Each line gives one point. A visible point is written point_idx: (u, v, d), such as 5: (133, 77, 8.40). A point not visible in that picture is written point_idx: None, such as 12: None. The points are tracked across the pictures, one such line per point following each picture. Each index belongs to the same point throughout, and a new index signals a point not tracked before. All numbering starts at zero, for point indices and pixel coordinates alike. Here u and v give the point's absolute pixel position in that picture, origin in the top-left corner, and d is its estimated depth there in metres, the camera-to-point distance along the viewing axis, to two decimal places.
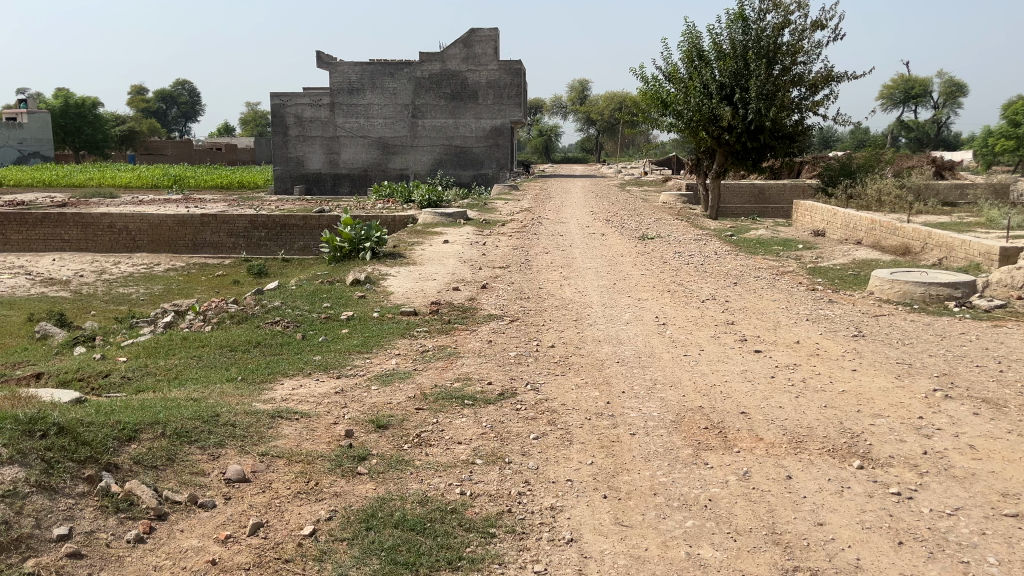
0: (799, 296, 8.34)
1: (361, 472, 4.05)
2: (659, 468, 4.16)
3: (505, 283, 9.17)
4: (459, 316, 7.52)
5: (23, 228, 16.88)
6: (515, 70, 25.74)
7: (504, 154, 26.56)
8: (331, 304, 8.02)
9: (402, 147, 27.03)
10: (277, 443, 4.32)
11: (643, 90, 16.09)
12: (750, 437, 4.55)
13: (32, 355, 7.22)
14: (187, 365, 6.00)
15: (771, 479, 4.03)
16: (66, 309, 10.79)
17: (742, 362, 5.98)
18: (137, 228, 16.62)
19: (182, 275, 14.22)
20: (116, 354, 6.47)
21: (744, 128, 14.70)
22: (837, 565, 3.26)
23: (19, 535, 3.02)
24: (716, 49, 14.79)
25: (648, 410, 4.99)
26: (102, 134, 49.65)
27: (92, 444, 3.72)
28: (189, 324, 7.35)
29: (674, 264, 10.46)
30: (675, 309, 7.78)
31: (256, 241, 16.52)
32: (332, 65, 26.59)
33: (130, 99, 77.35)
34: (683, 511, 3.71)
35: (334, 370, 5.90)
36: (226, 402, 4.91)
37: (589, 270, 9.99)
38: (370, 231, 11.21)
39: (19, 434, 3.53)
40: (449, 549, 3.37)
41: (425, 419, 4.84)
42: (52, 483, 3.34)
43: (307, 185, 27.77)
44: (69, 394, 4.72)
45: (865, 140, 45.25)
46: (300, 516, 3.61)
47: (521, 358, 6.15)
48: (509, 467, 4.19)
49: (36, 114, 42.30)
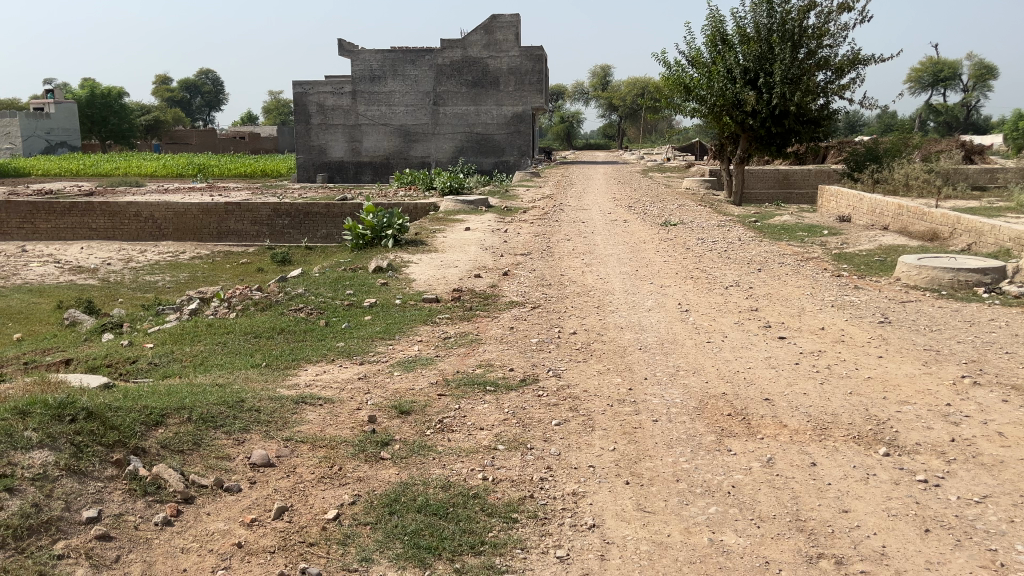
0: (824, 283, 8.25)
1: (384, 458, 4.08)
2: (681, 454, 4.14)
3: (526, 270, 9.16)
4: (480, 303, 7.53)
5: (51, 217, 17.04)
6: (536, 56, 25.63)
7: (525, 141, 26.48)
8: (354, 291, 8.06)
9: (424, 135, 27.03)
10: (301, 429, 4.36)
11: (666, 75, 15.91)
12: (773, 423, 4.52)
13: (62, 342, 7.34)
14: (212, 351, 6.06)
15: (795, 465, 4.00)
16: (95, 297, 10.93)
17: (766, 349, 5.92)
18: (162, 216, 16.79)
19: (208, 263, 14.35)
20: (143, 341, 6.54)
21: (768, 113, 14.53)
22: (862, 552, 3.23)
23: (48, 518, 3.07)
24: (740, 33, 14.59)
25: (670, 396, 4.96)
26: (128, 124, 50.22)
27: (120, 428, 3.78)
28: (214, 311, 7.42)
29: (696, 250, 10.38)
30: (698, 295, 7.72)
31: (280, 229, 16.65)
32: (353, 52, 26.61)
33: (156, 88, 78.07)
34: (706, 498, 3.69)
35: (357, 356, 5.93)
36: (250, 388, 4.96)
37: (611, 257, 9.96)
38: (392, 219, 11.27)
39: (48, 418, 3.59)
40: (471, 534, 3.38)
41: (447, 404, 4.86)
42: (81, 467, 3.40)
43: (330, 173, 27.87)
44: (98, 379, 4.81)
45: (893, 125, 44.54)
46: (324, 500, 3.64)
47: (543, 344, 6.15)
48: (531, 453, 4.19)
49: (63, 104, 42.93)
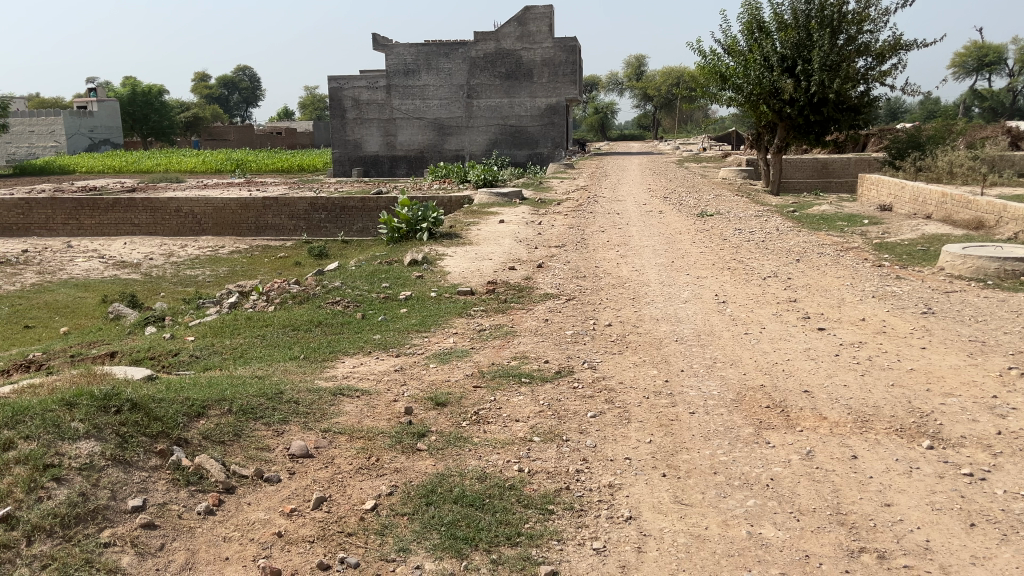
0: (864, 273, 8.10)
1: (421, 449, 4.11)
2: (719, 446, 4.11)
3: (561, 262, 9.13)
4: (515, 295, 7.54)
5: (95, 213, 17.40)
6: (570, 47, 25.53)
7: (559, 132, 26.37)
8: (390, 284, 8.12)
9: (458, 128, 27.06)
10: (339, 420, 4.41)
11: (701, 65, 15.73)
12: (813, 415, 4.46)
13: (107, 335, 7.50)
14: (251, 344, 6.14)
15: (836, 458, 3.94)
16: (137, 291, 11.17)
17: (805, 340, 5.84)
18: (202, 211, 17.06)
19: (246, 257, 14.57)
20: (185, 334, 6.66)
21: (806, 101, 14.31)
22: (906, 546, 3.18)
23: (95, 507, 3.15)
24: (777, 20, 14.35)
25: (707, 388, 4.92)
26: (168, 121, 51.08)
27: (164, 419, 3.86)
28: (253, 304, 7.53)
29: (733, 241, 10.27)
30: (735, 286, 7.65)
31: (317, 224, 16.83)
32: (387, 47, 26.74)
33: (196, 85, 79.25)
34: (745, 491, 3.65)
35: (394, 348, 5.98)
36: (289, 379, 5.04)
37: (647, 248, 9.89)
38: (427, 212, 11.32)
39: (94, 409, 3.68)
40: (508, 525, 3.39)
41: (482, 396, 4.87)
42: (126, 457, 3.48)
43: (365, 167, 28.07)
44: (142, 371, 4.91)
45: (936, 111, 43.50)
46: (362, 491, 3.67)
47: (578, 336, 6.13)
48: (567, 445, 4.19)
49: (105, 102, 43.79)
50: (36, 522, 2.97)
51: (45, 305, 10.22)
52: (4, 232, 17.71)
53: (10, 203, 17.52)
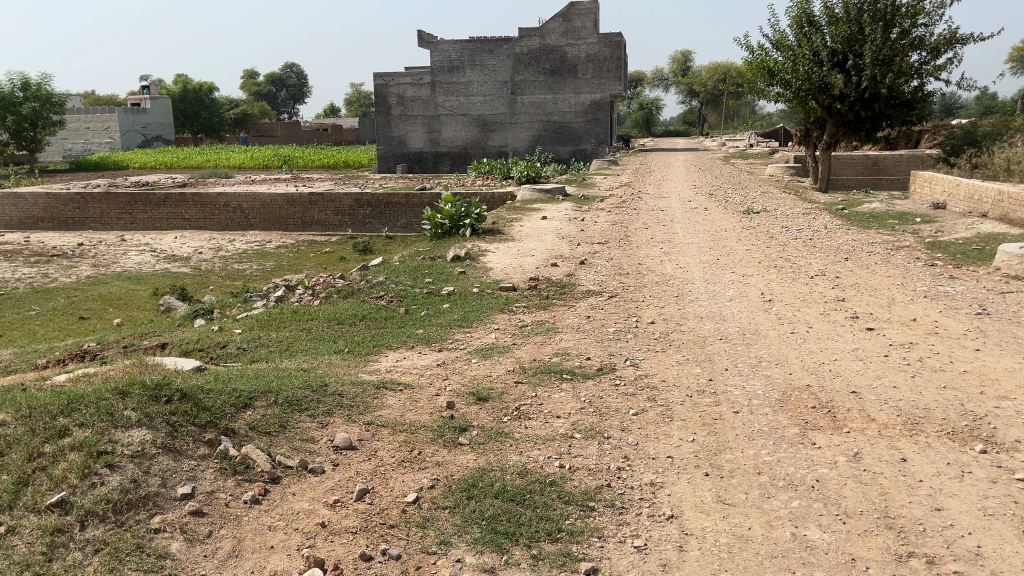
0: (916, 272, 7.90)
1: (462, 443, 4.13)
2: (763, 446, 4.05)
3: (604, 259, 9.08)
4: (557, 292, 7.53)
5: (148, 208, 17.82)
6: (615, 43, 25.37)
7: (603, 128, 26.21)
8: (432, 279, 8.17)
9: (501, 124, 27.11)
10: (381, 413, 4.46)
11: (748, 60, 15.50)
12: (861, 417, 4.37)
13: (158, 327, 7.67)
14: (297, 338, 6.23)
15: (884, 461, 3.86)
16: (187, 284, 11.41)
17: (853, 341, 5.72)
18: (250, 207, 17.37)
19: (293, 251, 14.77)
20: (233, 326, 6.78)
21: (857, 96, 14.01)
22: (956, 552, 3.10)
23: (146, 493, 3.23)
24: (828, 14, 14.08)
25: (752, 387, 4.86)
26: (217, 118, 52.03)
27: (212, 409, 3.95)
28: (299, 298, 7.63)
29: (780, 238, 10.12)
30: (781, 285, 7.53)
31: (362, 219, 17.01)
32: (432, 43, 26.84)
33: (245, 82, 80.61)
34: (789, 491, 3.60)
35: (436, 343, 6.02)
36: (333, 372, 5.11)
37: (691, 245, 9.79)
38: (469, 208, 11.39)
39: (146, 398, 3.77)
40: (549, 521, 3.40)
41: (524, 392, 4.88)
42: (176, 445, 3.57)
43: (409, 164, 28.28)
44: (191, 363, 5.01)
45: (994, 107, 42.28)
46: (404, 484, 3.71)
47: (620, 334, 6.10)
48: (608, 442, 4.17)
49: (158, 99, 44.89)
50: (90, 507, 3.07)
51: (100, 297, 10.51)
52: (61, 226, 18.26)
53: (67, 197, 18.04)
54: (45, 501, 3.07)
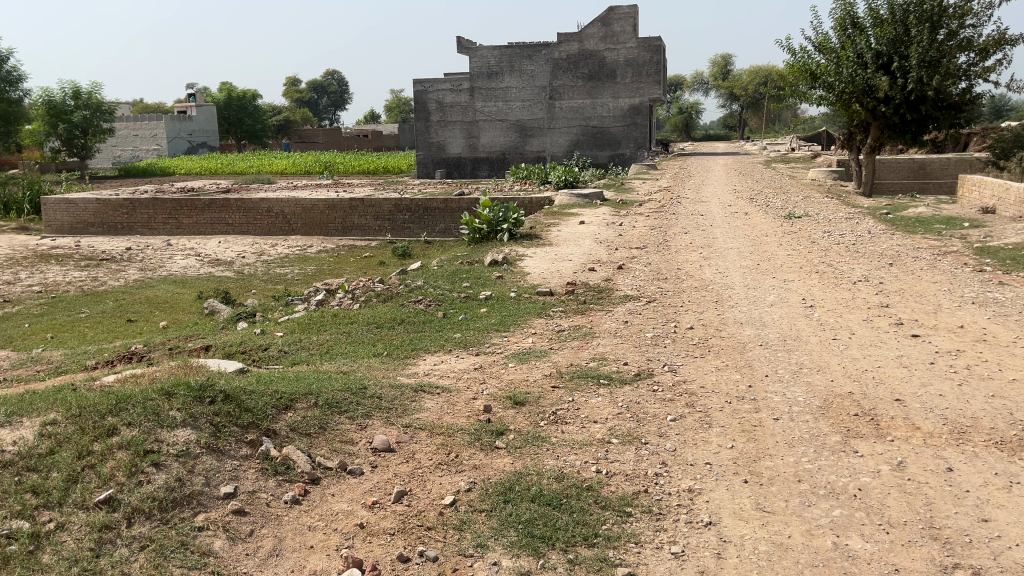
0: (963, 278, 7.72)
1: (499, 447, 4.14)
2: (804, 454, 4.00)
3: (642, 264, 9.05)
4: (594, 297, 7.50)
5: (193, 213, 18.18)
6: (655, 47, 25.28)
7: (642, 133, 26.09)
8: (470, 283, 8.22)
9: (540, 129, 27.14)
10: (419, 416, 4.49)
11: (790, 63, 15.33)
12: (905, 425, 4.29)
13: (202, 329, 7.84)
14: (337, 341, 6.31)
15: (929, 470, 3.78)
16: (231, 288, 11.62)
17: (897, 347, 5.62)
18: (292, 212, 17.64)
19: (333, 256, 14.97)
20: (274, 329, 6.90)
21: (903, 99, 13.76)
22: (1003, 564, 3.03)
23: (191, 493, 3.30)
24: (873, 15, 13.86)
25: (793, 394, 4.80)
26: (261, 125, 52.92)
27: (254, 410, 4.02)
28: (339, 302, 7.74)
29: (823, 243, 9.96)
30: (823, 290, 7.41)
31: (401, 225, 17.16)
32: (471, 49, 26.99)
33: (289, 90, 81.93)
34: (831, 500, 3.55)
35: (473, 347, 6.05)
36: (373, 375, 5.17)
37: (731, 250, 9.70)
38: (507, 212, 11.42)
39: (191, 399, 3.86)
40: (585, 526, 3.39)
41: (560, 397, 4.88)
42: (219, 446, 3.64)
43: (448, 169, 28.41)
44: (234, 364, 5.11)
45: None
46: (441, 486, 3.74)
47: (658, 339, 6.06)
48: (646, 448, 4.15)
49: (204, 107, 45.82)
50: (136, 505, 3.15)
51: (147, 300, 10.74)
52: (109, 231, 18.70)
53: (116, 203, 18.47)
54: (93, 498, 3.15)
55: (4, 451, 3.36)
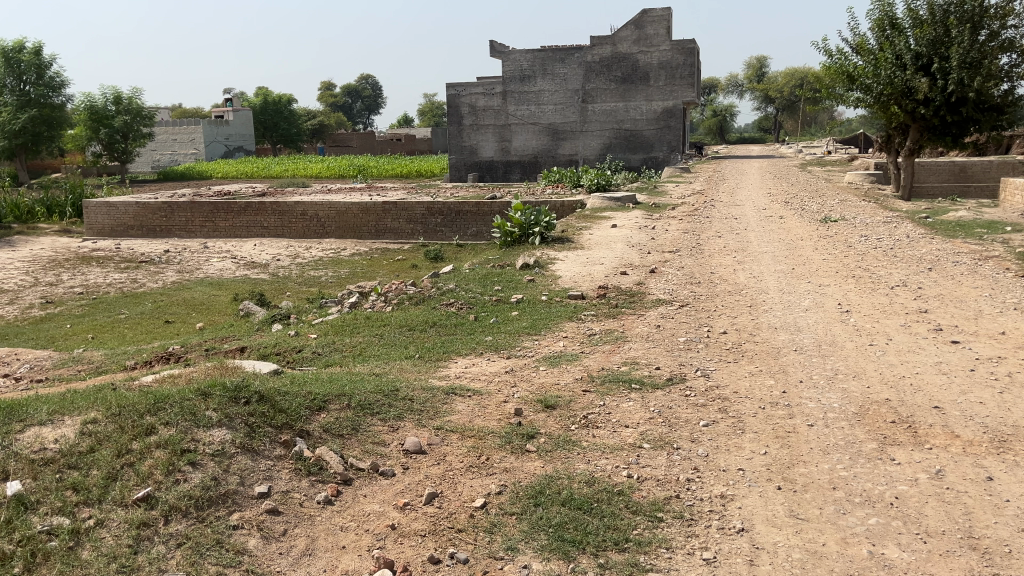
0: (1005, 284, 7.56)
1: (530, 450, 4.15)
2: (839, 461, 3.94)
3: (675, 267, 9.01)
4: (626, 300, 7.49)
5: (229, 216, 18.44)
6: (689, 50, 25.11)
7: (675, 136, 25.94)
8: (501, 287, 8.23)
9: (573, 132, 27.12)
10: (450, 418, 4.51)
11: (826, 65, 15.16)
12: (944, 433, 4.21)
13: (237, 331, 7.96)
14: (369, 343, 6.37)
15: (969, 479, 3.70)
16: (266, 290, 11.80)
17: (937, 353, 5.52)
18: (326, 215, 17.83)
19: (366, 259, 15.11)
20: (308, 331, 6.97)
21: (943, 100, 13.50)
22: None
23: (226, 491, 3.35)
24: (912, 16, 13.64)
25: (828, 400, 4.73)
26: (296, 129, 53.65)
27: (288, 411, 4.07)
28: (372, 304, 7.82)
29: (859, 247, 9.83)
30: (859, 295, 7.30)
31: (433, 228, 17.24)
32: (504, 53, 27.04)
33: (324, 94, 83.07)
34: (866, 508, 3.49)
35: (504, 350, 6.06)
36: (404, 377, 5.20)
37: (766, 254, 9.60)
38: (539, 216, 11.43)
39: (226, 400, 3.92)
40: (616, 530, 3.38)
41: (592, 401, 4.86)
42: (254, 446, 3.69)
43: (481, 173, 28.48)
44: (269, 365, 5.19)
45: None
46: (472, 488, 3.75)
47: (691, 344, 6.01)
48: (678, 453, 4.12)
49: (240, 112, 46.60)
50: (173, 502, 3.21)
51: (184, 302, 10.93)
52: (148, 234, 19.05)
53: (155, 206, 18.82)
54: (132, 496, 3.22)
55: (47, 448, 3.45)
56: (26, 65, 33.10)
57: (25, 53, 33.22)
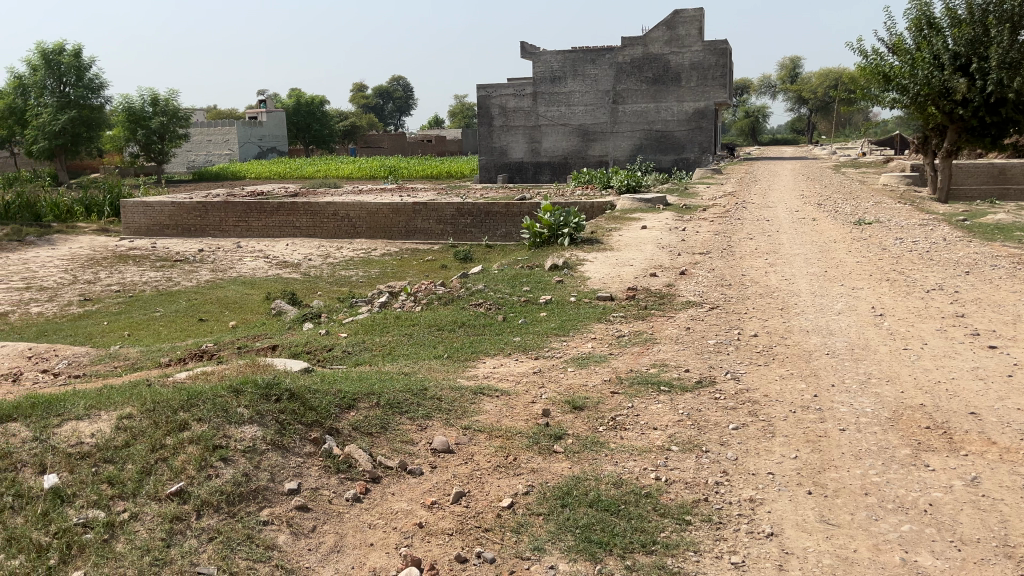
0: None
1: (557, 451, 4.15)
2: (872, 467, 3.88)
3: (705, 269, 8.93)
4: (655, 302, 7.44)
5: (262, 216, 18.65)
6: (721, 50, 24.89)
7: (707, 137, 25.74)
8: (530, 287, 8.24)
9: (603, 133, 27.04)
10: (479, 418, 4.52)
11: (862, 65, 14.96)
12: (980, 439, 4.13)
13: (268, 329, 8.05)
14: (399, 342, 6.41)
15: (1005, 487, 3.63)
16: (297, 289, 11.91)
17: (973, 359, 5.41)
18: (357, 215, 17.97)
19: (396, 259, 15.21)
20: (338, 330, 7.03)
21: (982, 101, 13.23)
22: None
23: (257, 487, 3.40)
24: (950, 15, 13.42)
25: (860, 405, 4.67)
26: (328, 130, 54.15)
27: (318, 409, 4.10)
28: (401, 304, 7.86)
29: (894, 251, 9.66)
30: (894, 299, 7.19)
31: (463, 229, 17.29)
32: (535, 54, 27.05)
33: (355, 95, 83.60)
34: (899, 515, 3.44)
35: (533, 351, 6.06)
36: (433, 377, 5.22)
37: (798, 257, 9.49)
38: (568, 217, 11.41)
39: (257, 397, 3.98)
40: (643, 532, 3.37)
41: (620, 403, 4.85)
42: (285, 443, 3.74)
43: (510, 174, 28.51)
44: (300, 364, 5.23)
45: None
46: (499, 488, 3.75)
47: (721, 346, 5.97)
48: (707, 456, 4.09)
49: (273, 113, 47.13)
50: (205, 497, 3.26)
51: (217, 300, 11.08)
52: (183, 233, 19.36)
53: (190, 206, 19.12)
54: (165, 490, 3.27)
55: (84, 442, 3.51)
56: (66, 67, 33.80)
57: (65, 55, 33.88)
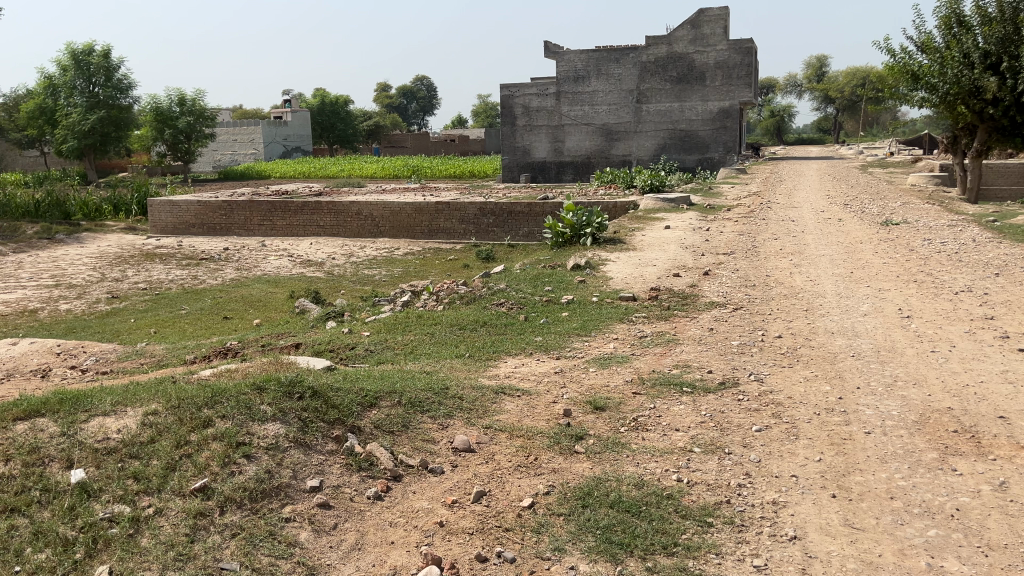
0: None
1: (579, 451, 4.14)
2: (897, 470, 3.83)
3: (729, 270, 8.86)
4: (678, 303, 7.39)
5: (286, 215, 18.78)
6: (746, 49, 24.72)
7: (732, 136, 25.57)
8: (552, 287, 8.23)
9: (626, 133, 26.94)
10: (500, 417, 4.53)
11: (889, 64, 14.83)
12: (1009, 444, 4.06)
13: (292, 327, 8.10)
14: (421, 341, 6.43)
15: None
16: (321, 288, 11.97)
17: (1003, 362, 5.32)
18: (380, 215, 18.06)
19: (419, 258, 15.26)
20: (361, 329, 7.06)
21: (1013, 100, 12.94)
22: None
23: (279, 484, 3.43)
24: (980, 13, 13.22)
25: (886, 407, 4.61)
26: (352, 130, 54.46)
27: (340, 407, 4.13)
28: (424, 303, 7.88)
29: (922, 252, 9.52)
30: (921, 301, 7.09)
31: (486, 228, 17.32)
32: (558, 54, 27.00)
33: (379, 95, 84.03)
34: (925, 519, 3.39)
35: (554, 351, 6.05)
36: (455, 376, 5.23)
37: (824, 257, 9.39)
38: (590, 217, 11.37)
39: (280, 395, 4.01)
40: (665, 534, 3.35)
41: (642, 403, 4.83)
42: (307, 440, 3.76)
43: (533, 173, 28.46)
44: (323, 362, 5.26)
45: None
46: (520, 488, 3.75)
47: (744, 347, 5.92)
48: (729, 458, 4.06)
49: (298, 113, 47.48)
50: (228, 494, 3.29)
51: (241, 299, 11.16)
52: (209, 232, 19.55)
53: (216, 205, 19.30)
54: (189, 486, 3.31)
55: (110, 438, 3.56)
56: (95, 67, 34.28)
57: (94, 55, 34.38)
